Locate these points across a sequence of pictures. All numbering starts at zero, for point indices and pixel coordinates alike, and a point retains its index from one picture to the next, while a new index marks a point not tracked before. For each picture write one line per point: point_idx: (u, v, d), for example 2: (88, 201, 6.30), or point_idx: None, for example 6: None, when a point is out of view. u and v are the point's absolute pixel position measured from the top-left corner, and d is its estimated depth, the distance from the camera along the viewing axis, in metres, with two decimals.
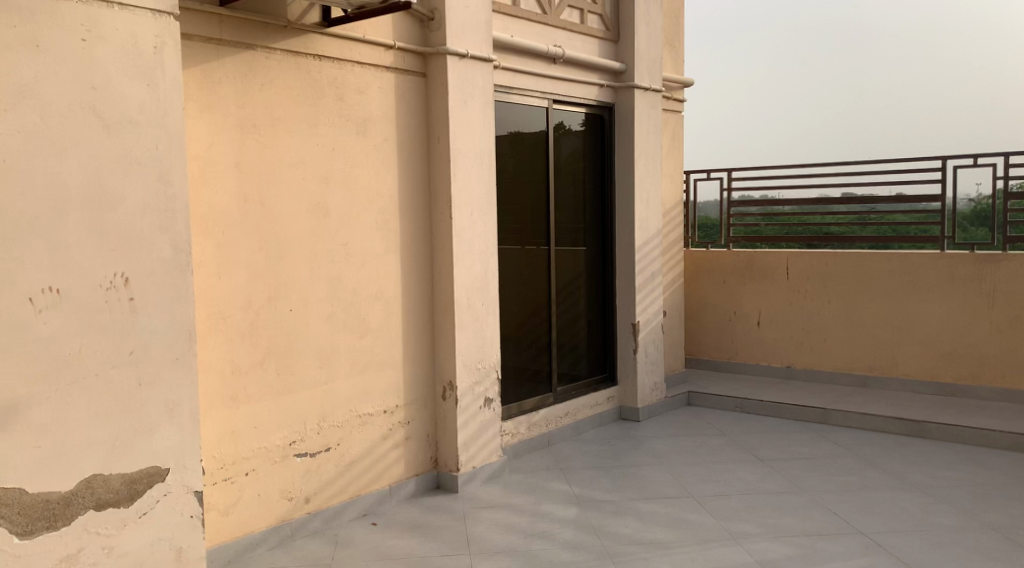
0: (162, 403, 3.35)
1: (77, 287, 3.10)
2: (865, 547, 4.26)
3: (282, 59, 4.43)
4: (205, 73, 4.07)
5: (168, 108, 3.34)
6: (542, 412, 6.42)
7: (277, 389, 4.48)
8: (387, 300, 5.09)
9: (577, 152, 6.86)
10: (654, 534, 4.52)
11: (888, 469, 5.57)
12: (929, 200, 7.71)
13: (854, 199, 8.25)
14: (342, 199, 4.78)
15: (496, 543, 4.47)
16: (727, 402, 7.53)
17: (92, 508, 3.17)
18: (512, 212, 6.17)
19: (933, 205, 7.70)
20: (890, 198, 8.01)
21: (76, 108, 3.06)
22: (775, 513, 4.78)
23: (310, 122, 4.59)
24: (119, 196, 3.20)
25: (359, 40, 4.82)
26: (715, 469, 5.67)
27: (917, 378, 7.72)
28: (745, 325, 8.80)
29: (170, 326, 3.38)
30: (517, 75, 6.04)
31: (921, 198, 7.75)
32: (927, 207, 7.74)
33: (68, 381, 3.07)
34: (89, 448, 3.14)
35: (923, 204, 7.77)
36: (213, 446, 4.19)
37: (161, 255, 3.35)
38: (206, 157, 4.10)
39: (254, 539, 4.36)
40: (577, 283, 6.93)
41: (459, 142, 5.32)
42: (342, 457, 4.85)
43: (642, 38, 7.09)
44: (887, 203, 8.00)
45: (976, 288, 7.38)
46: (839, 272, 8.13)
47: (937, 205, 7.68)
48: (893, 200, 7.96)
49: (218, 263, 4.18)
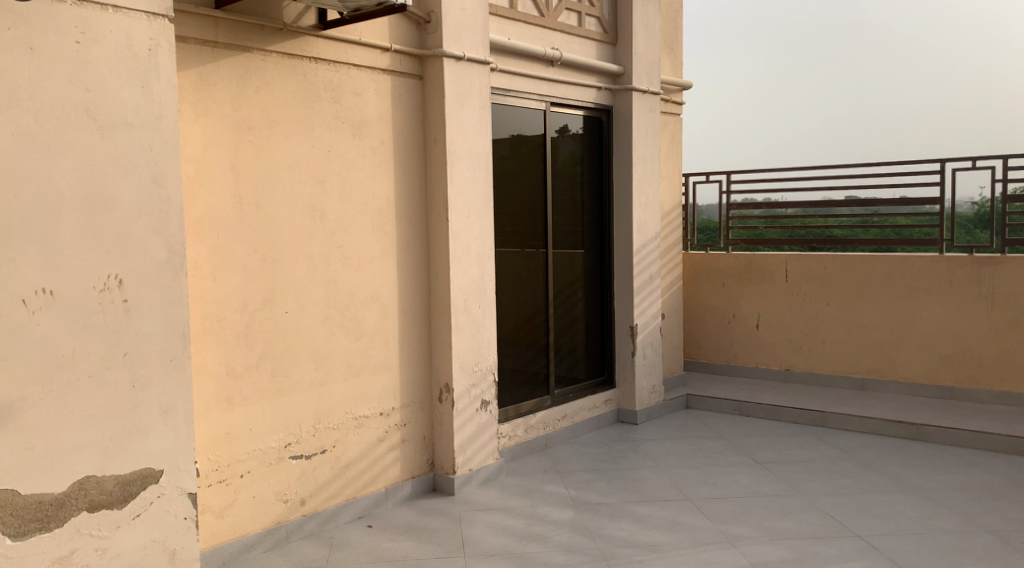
0: (155, 406, 3.35)
1: (70, 288, 3.10)
2: (861, 550, 4.25)
3: (277, 62, 4.44)
4: (201, 75, 4.08)
5: (162, 111, 3.34)
6: (540, 414, 6.41)
7: (272, 391, 4.48)
8: (383, 303, 5.09)
9: (575, 155, 6.86)
10: (649, 537, 4.51)
11: (885, 472, 5.56)
12: (930, 203, 7.69)
13: (857, 202, 8.23)
14: (338, 201, 4.78)
15: (492, 546, 4.46)
16: (726, 405, 7.52)
17: (85, 510, 3.17)
18: (509, 215, 6.17)
19: (934, 208, 7.68)
20: (892, 200, 7.99)
21: (70, 111, 3.07)
22: (771, 516, 4.77)
23: (305, 125, 4.60)
24: (114, 198, 3.21)
25: (356, 43, 4.83)
26: (712, 472, 5.66)
27: (916, 381, 7.70)
28: (743, 328, 8.79)
29: (163, 328, 3.38)
30: (514, 78, 6.05)
31: (924, 201, 7.73)
32: (929, 210, 7.72)
33: (61, 383, 3.07)
34: (81, 450, 3.13)
35: (925, 207, 7.75)
36: (208, 449, 4.18)
37: (155, 258, 3.35)
38: (201, 159, 4.10)
39: (248, 541, 4.36)
40: (575, 286, 6.92)
41: (456, 144, 5.32)
42: (338, 460, 4.84)
43: (641, 41, 7.09)
44: (889, 205, 7.98)
45: (975, 291, 7.37)
46: (837, 275, 8.12)
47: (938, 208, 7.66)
48: (896, 202, 7.94)
49: (212, 266, 4.17)
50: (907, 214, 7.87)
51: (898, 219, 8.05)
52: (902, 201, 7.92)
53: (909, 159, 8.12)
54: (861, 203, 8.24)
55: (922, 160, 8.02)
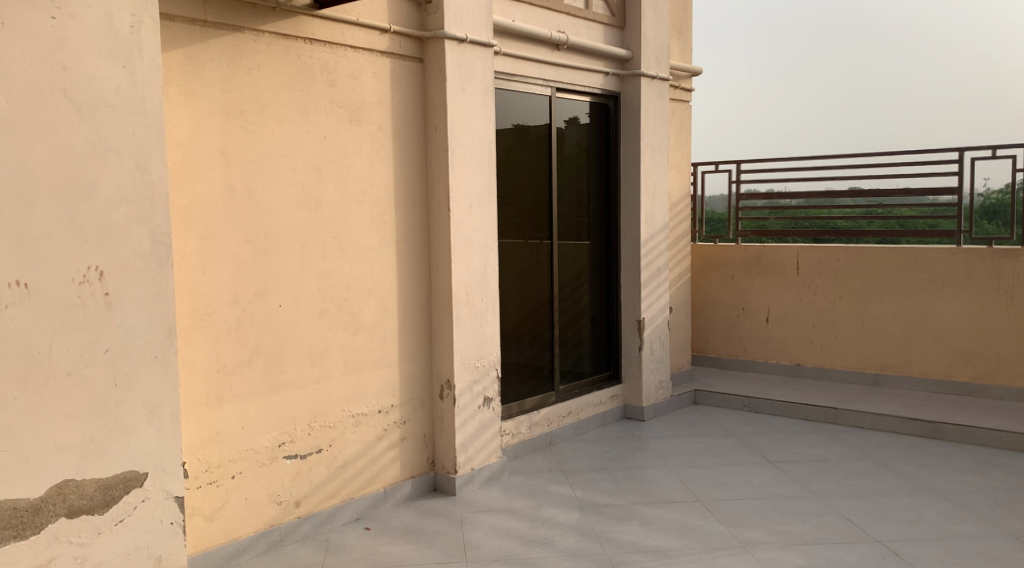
0: (139, 405, 3.15)
1: (47, 280, 2.89)
2: (881, 556, 4.05)
3: (270, 42, 4.23)
4: (189, 55, 3.87)
5: (145, 92, 3.13)
6: (544, 411, 6.22)
7: (265, 388, 4.28)
8: (381, 296, 4.88)
9: (580, 144, 6.64)
10: (658, 542, 4.31)
11: (902, 472, 5.36)
12: (937, 193, 7.51)
13: (861, 193, 8.06)
14: (335, 190, 4.57)
15: (495, 551, 4.27)
16: (735, 402, 7.32)
17: (63, 516, 2.97)
18: (514, 205, 5.95)
19: (941, 200, 7.52)
20: (896, 191, 7.84)
21: (46, 91, 2.85)
22: (787, 520, 4.56)
23: (299, 110, 4.38)
24: (94, 184, 3.00)
25: (353, 23, 4.61)
26: (722, 471, 5.46)
27: (932, 377, 7.48)
28: (753, 322, 8.57)
29: (148, 323, 3.17)
30: (518, 62, 5.82)
31: (928, 192, 7.54)
32: (935, 201, 7.55)
33: (38, 382, 2.87)
34: (59, 453, 2.94)
35: (930, 197, 7.59)
36: (197, 448, 3.99)
37: (139, 249, 3.14)
38: (188, 145, 3.89)
39: (240, 545, 4.17)
40: (580, 279, 6.72)
41: (458, 131, 5.11)
42: (335, 459, 4.65)
43: (650, 25, 6.84)
44: (893, 196, 7.82)
45: (994, 284, 7.15)
46: (850, 268, 7.89)
47: (949, 199, 7.46)
48: (900, 192, 7.79)
49: (202, 257, 3.98)
50: (911, 205, 7.72)
51: (903, 210, 7.91)
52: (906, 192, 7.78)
53: (926, 148, 7.88)
54: (864, 193, 8.08)
55: (939, 148, 7.78)
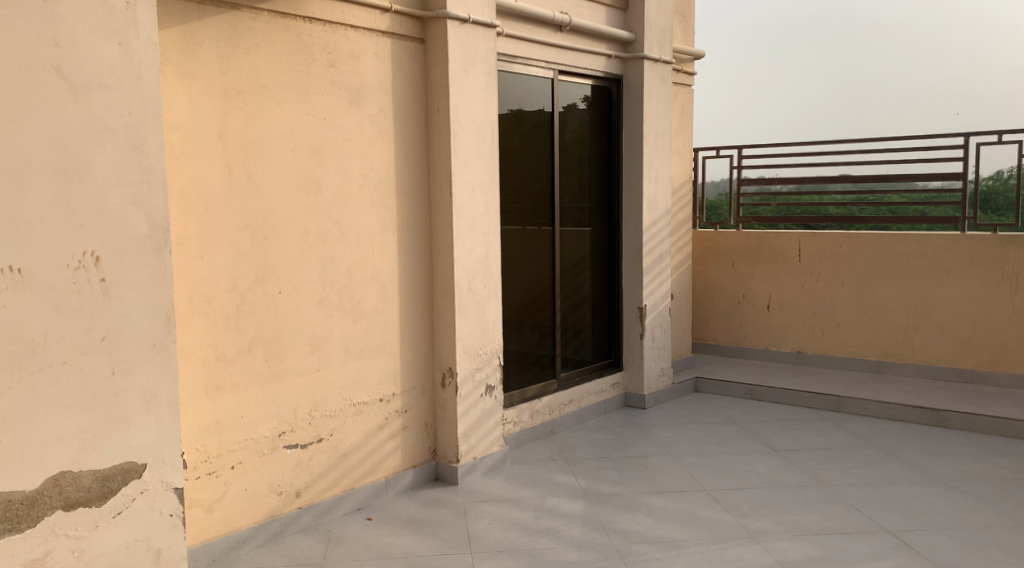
0: (138, 395, 3.05)
1: (42, 266, 2.79)
2: (893, 547, 4.00)
3: (268, 21, 4.10)
4: (184, 35, 3.75)
5: (142, 71, 3.01)
6: (545, 399, 6.15)
7: (265, 376, 4.19)
8: (383, 283, 4.79)
9: (581, 129, 6.54)
10: (665, 532, 4.25)
11: (908, 461, 5.32)
12: (927, 180, 7.44)
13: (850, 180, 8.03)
14: (335, 173, 4.46)
15: (500, 541, 4.20)
16: (736, 389, 7.26)
17: (60, 508, 2.88)
18: (516, 189, 5.86)
19: (931, 185, 7.44)
20: (890, 177, 7.79)
21: (39, 69, 2.73)
22: (795, 510, 4.51)
23: (299, 91, 4.26)
24: (90, 164, 2.88)
25: (354, 2, 4.49)
26: (727, 460, 5.41)
27: (935, 364, 7.45)
28: (754, 309, 8.52)
29: (146, 311, 3.07)
30: (520, 43, 5.71)
31: (918, 178, 7.47)
32: (925, 187, 7.47)
33: (34, 371, 2.77)
34: (55, 444, 2.84)
35: (919, 184, 7.51)
36: (196, 438, 3.90)
37: (136, 233, 3.04)
38: (185, 127, 3.77)
39: (240, 536, 4.09)
40: (581, 266, 6.64)
41: (460, 114, 4.99)
42: (335, 448, 4.57)
43: (653, 6, 6.72)
44: (886, 183, 7.76)
45: (999, 271, 7.10)
46: (852, 255, 7.84)
47: (942, 184, 7.39)
48: (891, 178, 7.76)
49: (201, 242, 3.87)
50: (902, 192, 7.66)
51: (895, 196, 7.83)
52: (900, 177, 7.74)
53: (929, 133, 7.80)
54: (854, 179, 7.99)
55: (943, 134, 7.70)
